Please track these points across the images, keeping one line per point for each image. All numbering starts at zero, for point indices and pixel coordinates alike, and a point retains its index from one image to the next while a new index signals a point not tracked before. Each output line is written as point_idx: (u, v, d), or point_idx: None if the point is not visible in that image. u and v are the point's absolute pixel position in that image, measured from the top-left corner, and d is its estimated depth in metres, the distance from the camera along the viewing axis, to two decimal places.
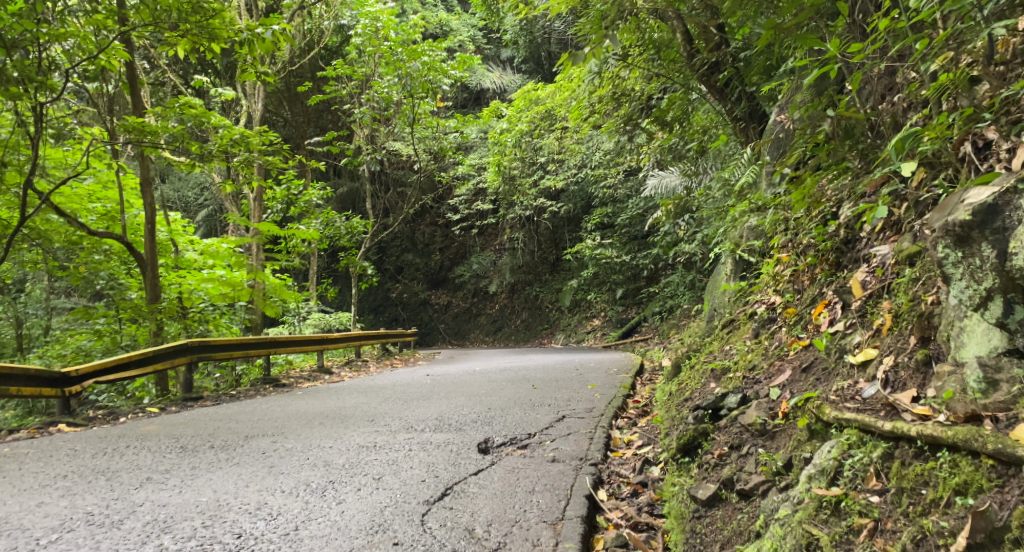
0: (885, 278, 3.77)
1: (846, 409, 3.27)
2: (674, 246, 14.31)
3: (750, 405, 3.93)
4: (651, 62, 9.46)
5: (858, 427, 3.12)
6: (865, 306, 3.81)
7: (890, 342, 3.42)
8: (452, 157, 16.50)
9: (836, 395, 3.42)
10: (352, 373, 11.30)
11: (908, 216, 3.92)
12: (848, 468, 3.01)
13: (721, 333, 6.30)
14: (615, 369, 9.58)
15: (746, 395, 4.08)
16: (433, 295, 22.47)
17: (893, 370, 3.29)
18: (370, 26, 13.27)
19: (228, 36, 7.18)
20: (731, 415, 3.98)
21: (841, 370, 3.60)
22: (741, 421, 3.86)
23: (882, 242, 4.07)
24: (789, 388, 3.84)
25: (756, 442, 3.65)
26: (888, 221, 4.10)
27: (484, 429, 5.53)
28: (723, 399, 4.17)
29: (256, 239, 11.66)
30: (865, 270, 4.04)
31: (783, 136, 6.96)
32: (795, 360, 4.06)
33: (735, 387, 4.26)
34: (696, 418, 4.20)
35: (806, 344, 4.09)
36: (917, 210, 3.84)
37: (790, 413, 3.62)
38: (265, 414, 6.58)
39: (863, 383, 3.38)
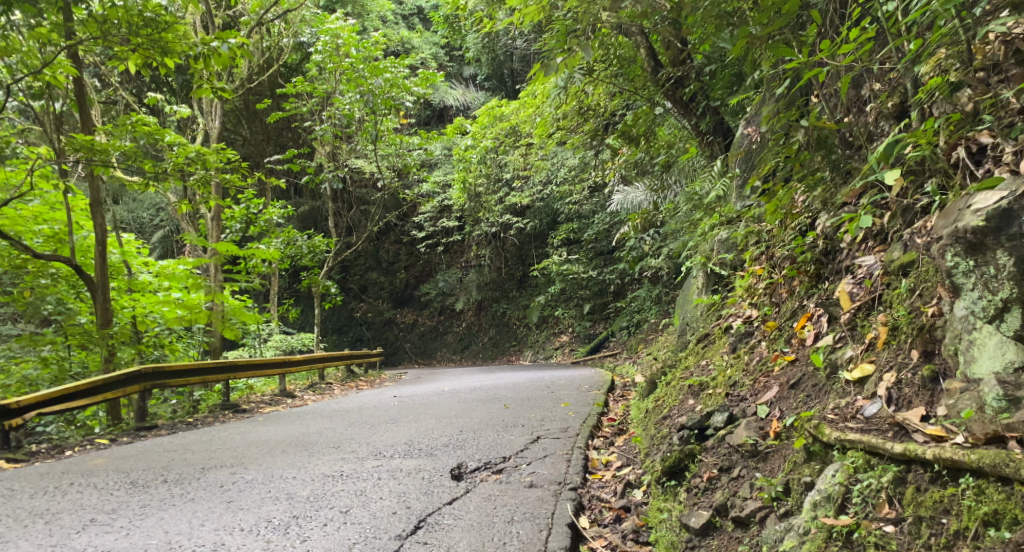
0: (875, 290, 3.67)
1: (849, 429, 3.15)
2: (641, 260, 14.28)
3: (738, 425, 3.78)
4: (615, 76, 9.39)
5: (864, 449, 3.00)
6: (855, 318, 3.71)
7: (888, 357, 3.32)
8: (416, 174, 16.29)
9: (834, 415, 3.30)
10: (315, 396, 10.95)
11: (894, 226, 3.85)
12: (856, 494, 2.89)
13: (695, 348, 6.18)
14: (586, 385, 9.42)
15: (733, 413, 3.93)
16: (398, 314, 22.10)
17: (896, 387, 3.18)
18: (331, 43, 13.05)
19: (182, 50, 6.88)
20: (719, 435, 3.84)
21: (835, 386, 3.48)
22: (730, 441, 3.71)
23: (867, 252, 3.99)
24: (778, 406, 3.71)
25: (747, 464, 3.51)
26: (872, 231, 4.03)
27: (456, 454, 5.30)
28: (708, 419, 4.03)
29: (213, 260, 11.25)
30: (850, 282, 3.95)
31: (752, 149, 6.94)
32: (781, 375, 3.93)
33: (719, 405, 4.11)
34: (681, 439, 4.04)
35: (792, 359, 3.97)
36: (906, 220, 3.77)
37: (784, 434, 3.48)
38: (223, 443, 6.26)
39: (862, 400, 3.27)
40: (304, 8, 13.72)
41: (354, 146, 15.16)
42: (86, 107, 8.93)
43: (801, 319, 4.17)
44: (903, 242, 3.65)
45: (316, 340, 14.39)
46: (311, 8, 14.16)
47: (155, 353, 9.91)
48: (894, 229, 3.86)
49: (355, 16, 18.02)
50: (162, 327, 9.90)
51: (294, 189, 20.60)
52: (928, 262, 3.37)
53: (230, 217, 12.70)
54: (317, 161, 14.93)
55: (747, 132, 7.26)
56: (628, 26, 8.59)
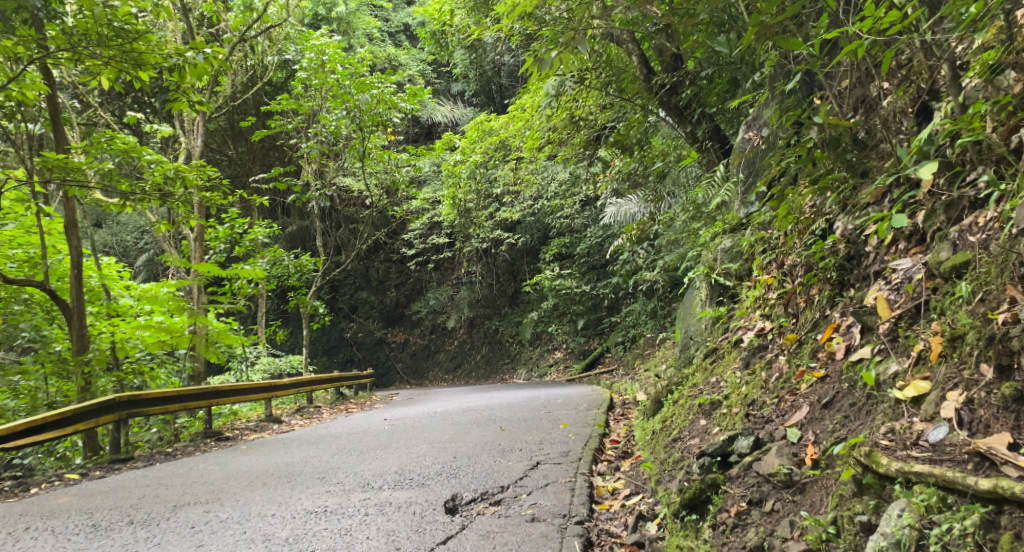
0: (918, 297, 3.34)
1: (914, 459, 2.79)
2: (635, 273, 13.94)
3: (767, 451, 3.43)
4: (608, 84, 8.99)
5: (939, 484, 2.65)
6: (896, 328, 3.36)
7: (948, 373, 2.96)
8: (405, 191, 15.92)
9: (889, 440, 2.94)
10: (303, 421, 10.52)
11: (933, 224, 3.52)
12: (935, 541, 2.54)
13: (703, 363, 5.83)
14: (584, 404, 9.03)
15: (759, 438, 3.58)
16: (389, 333, 21.51)
17: (967, 408, 2.82)
18: (315, 60, 12.70)
19: (156, 62, 6.32)
20: (744, 462, 3.48)
21: (881, 406, 3.13)
22: (759, 470, 3.35)
23: (903, 255, 3.66)
24: (812, 428, 3.36)
25: (782, 496, 3.16)
26: (905, 232, 3.71)
27: (450, 483, 4.92)
28: (731, 443, 3.65)
29: (196, 281, 10.78)
30: (883, 288, 3.63)
31: (754, 154, 6.68)
32: (811, 393, 3.58)
33: (740, 428, 3.75)
34: (701, 466, 3.66)
35: (821, 375, 3.62)
36: (949, 217, 3.42)
37: (824, 462, 3.13)
38: (201, 476, 5.86)
39: (923, 424, 2.90)
40: (287, 23, 13.41)
41: (342, 163, 14.76)
42: (60, 126, 8.44)
43: (826, 330, 3.84)
44: (951, 242, 3.32)
45: (305, 362, 13.94)
46: (295, 25, 13.90)
47: (135, 380, 9.44)
48: (931, 227, 3.53)
49: (340, 33, 17.73)
50: (143, 353, 9.45)
51: (281, 208, 20.18)
52: (989, 264, 3.02)
53: (214, 237, 12.32)
54: (303, 179, 14.55)
55: (749, 136, 6.96)
56: (620, 32, 8.30)
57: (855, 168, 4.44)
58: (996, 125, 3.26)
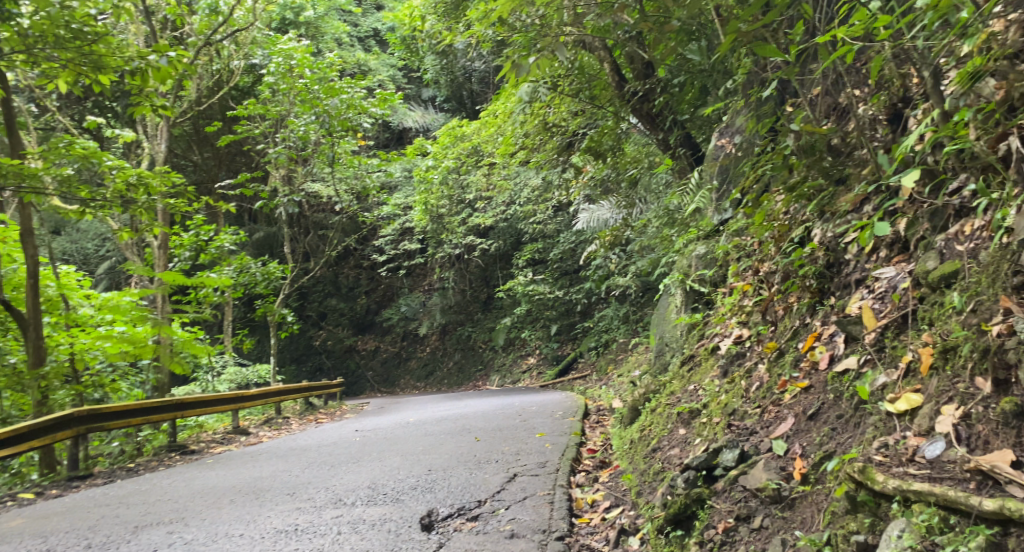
0: (905, 306, 3.31)
1: (911, 477, 2.68)
2: (608, 279, 13.91)
3: (753, 464, 3.37)
4: (581, 91, 9.05)
5: (940, 504, 2.51)
6: (883, 338, 3.32)
7: (940, 386, 2.88)
8: (376, 197, 15.72)
9: (883, 456, 2.85)
10: (272, 432, 10.28)
11: (917, 233, 3.51)
12: None
13: (680, 371, 5.78)
14: (559, 411, 8.94)
15: (744, 451, 3.52)
16: (359, 341, 21.21)
17: (964, 423, 2.71)
18: (283, 64, 12.62)
19: (116, 65, 6.05)
20: (729, 476, 3.42)
21: (871, 419, 3.06)
22: (745, 484, 3.29)
23: (886, 263, 3.64)
24: (799, 441, 3.32)
25: (771, 512, 3.10)
26: (886, 240, 3.70)
27: (425, 498, 4.81)
28: (715, 456, 3.59)
29: (160, 291, 10.48)
30: (866, 297, 3.61)
31: (726, 161, 6.70)
32: (795, 404, 3.54)
33: (724, 440, 3.69)
34: (686, 480, 3.60)
35: (806, 386, 3.59)
36: (934, 225, 3.42)
37: (813, 476, 3.07)
38: (165, 493, 5.67)
39: (918, 439, 2.80)
40: (254, 27, 13.22)
41: (311, 169, 14.54)
42: (16, 132, 8.14)
43: (808, 339, 3.83)
44: (938, 251, 3.29)
45: (273, 372, 13.67)
46: (262, 29, 13.70)
47: (95, 393, 9.13)
48: (914, 235, 3.51)
49: (308, 37, 17.54)
50: (103, 365, 9.17)
51: (248, 214, 19.85)
52: (980, 274, 2.99)
53: (179, 244, 12.05)
54: (271, 185, 14.30)
55: (722, 143, 6.98)
56: (592, 39, 8.30)
57: (832, 175, 4.43)
58: (980, 134, 3.24)
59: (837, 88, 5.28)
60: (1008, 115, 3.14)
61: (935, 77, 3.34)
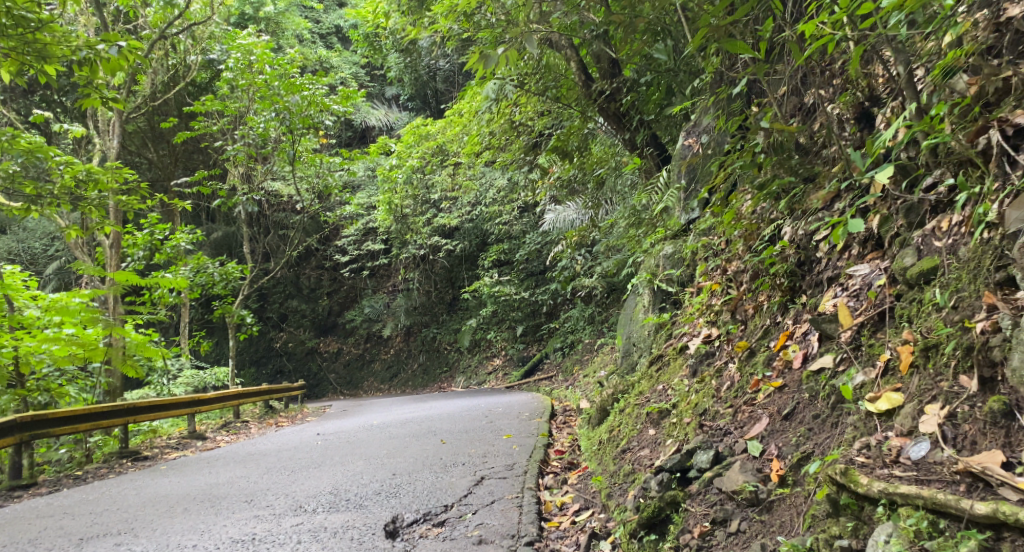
0: (882, 304, 3.28)
1: (898, 480, 2.64)
2: (574, 280, 13.88)
3: (728, 466, 3.33)
4: (547, 90, 8.85)
5: (930, 507, 2.48)
6: (859, 336, 3.29)
7: (923, 385, 2.85)
8: (340, 196, 15.43)
9: (866, 458, 2.81)
10: (230, 436, 9.99)
11: (891, 229, 3.48)
12: None
13: (648, 371, 5.73)
14: (526, 412, 8.85)
15: (718, 452, 3.48)
16: (322, 343, 20.82)
17: (950, 423, 2.68)
18: (242, 60, 12.21)
19: (63, 55, 5.73)
20: (704, 478, 3.38)
21: (850, 419, 3.02)
22: (721, 487, 3.25)
23: (860, 260, 3.62)
24: (775, 441, 3.28)
25: (747, 515, 3.06)
26: (859, 237, 3.68)
27: (389, 504, 4.68)
28: (690, 458, 3.55)
29: (111, 291, 10.07)
30: (841, 295, 3.58)
31: (694, 160, 6.69)
32: (770, 404, 3.50)
33: (698, 441, 3.65)
34: (659, 482, 3.55)
35: (780, 385, 3.55)
36: (910, 221, 3.39)
37: (792, 478, 3.03)
38: (115, 502, 5.45)
39: (902, 440, 2.77)
40: (211, 22, 12.87)
41: (271, 167, 14.21)
42: None
43: (780, 338, 3.81)
44: (916, 247, 3.27)
45: (233, 375, 13.31)
46: (221, 24, 13.38)
47: (41, 398, 8.73)
48: (888, 231, 3.49)
49: (269, 33, 17.17)
50: (50, 369, 8.80)
51: (205, 214, 19.36)
52: (961, 271, 2.97)
53: (132, 244, 11.69)
54: (230, 184, 13.94)
55: (689, 142, 6.96)
56: (558, 38, 8.23)
57: (802, 172, 4.40)
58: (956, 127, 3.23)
59: (804, 88, 5.28)
60: (984, 110, 3.13)
61: (909, 70, 3.31)
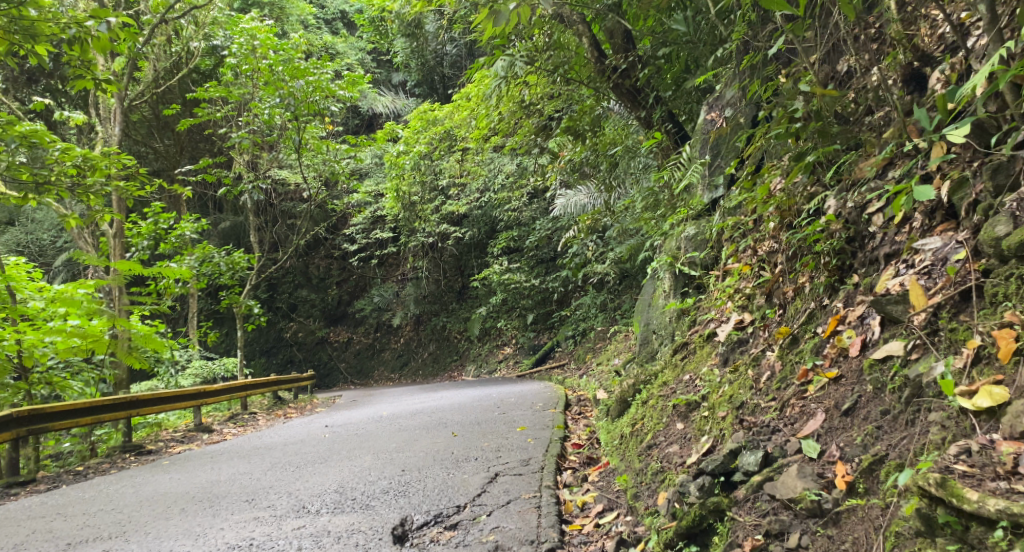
0: (965, 281, 2.89)
1: (1019, 496, 2.28)
2: (586, 267, 13.52)
3: (780, 471, 3.02)
4: (560, 66, 8.31)
5: None
6: (937, 319, 2.90)
7: None
8: (347, 184, 15.06)
9: (968, 466, 2.44)
10: (236, 429, 9.71)
11: (970, 196, 3.07)
12: None
13: (672, 360, 5.38)
14: (539, 403, 8.50)
15: (767, 453, 3.16)
16: (331, 333, 20.54)
17: None
18: (246, 44, 11.88)
19: (52, 34, 4.98)
20: (753, 484, 3.07)
21: (934, 417, 2.66)
22: (773, 494, 2.94)
23: (927, 233, 3.24)
24: (835, 441, 2.96)
25: (808, 528, 2.75)
26: (926, 207, 3.29)
27: (398, 504, 4.36)
28: (733, 461, 3.24)
29: (115, 282, 9.71)
30: (906, 273, 3.19)
31: (715, 136, 6.32)
32: (825, 398, 3.17)
33: (741, 438, 3.33)
34: (701, 487, 3.26)
35: (836, 376, 3.21)
36: (997, 184, 2.96)
37: (863, 487, 2.70)
38: (110, 501, 5.16)
39: (1015, 445, 2.40)
40: (214, 6, 12.56)
41: (276, 154, 13.89)
42: None
43: (830, 323, 3.46)
44: (1010, 213, 2.83)
45: (240, 365, 13.01)
46: (223, 9, 13.03)
47: (42, 392, 8.43)
48: (963, 199, 3.09)
49: (272, 17, 16.79)
50: (53, 362, 8.46)
51: (213, 203, 19.06)
52: None
53: (135, 233, 11.38)
54: (234, 171, 13.56)
55: (712, 117, 6.55)
56: (569, 11, 7.75)
57: (845, 140, 4.02)
58: None
59: (837, 53, 4.88)
60: None
61: (994, 9, 2.92)
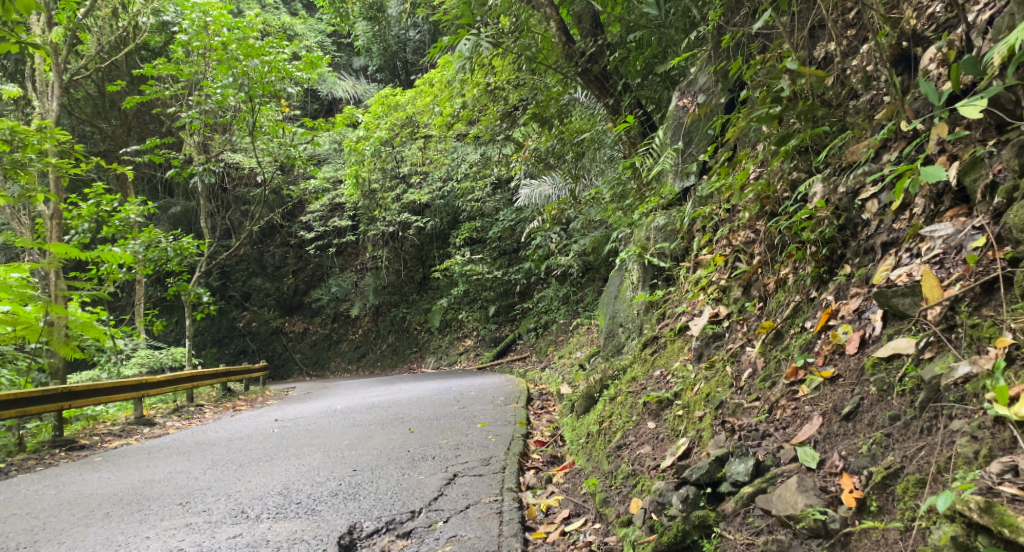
0: (987, 271, 2.68)
1: None
2: (549, 258, 13.28)
3: (775, 483, 2.81)
4: (527, 51, 7.83)
5: None
6: (956, 313, 2.70)
7: None
8: (304, 169, 14.48)
9: (1017, 489, 2.24)
10: (181, 422, 9.21)
11: (983, 179, 2.86)
12: None
13: (640, 353, 5.12)
14: (500, 397, 8.19)
15: (758, 461, 2.95)
16: (286, 322, 19.92)
17: None
18: (197, 21, 11.17)
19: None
20: (742, 497, 2.86)
21: (964, 427, 2.45)
22: (768, 509, 2.73)
23: (934, 219, 3.02)
24: (837, 450, 2.76)
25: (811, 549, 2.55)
26: (931, 191, 3.08)
27: (346, 509, 4.01)
28: (719, 469, 3.02)
29: (50, 266, 8.99)
30: (913, 262, 2.99)
31: (686, 121, 6.15)
32: (821, 400, 2.97)
33: (727, 445, 3.12)
34: (682, 499, 3.03)
35: (832, 375, 3.01)
36: (1019, 164, 2.74)
37: (876, 505, 2.50)
38: (28, 504, 4.69)
39: None
40: None
41: (229, 137, 13.27)
42: None
43: (821, 317, 3.26)
44: None
45: (188, 355, 12.38)
46: None
47: None
48: (978, 180, 2.88)
49: None
50: None
51: (163, 187, 18.30)
52: None
53: (74, 215, 10.63)
54: (183, 153, 12.88)
55: (684, 103, 6.31)
56: None
57: (832, 123, 3.81)
58: None
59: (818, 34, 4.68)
60: None
61: None
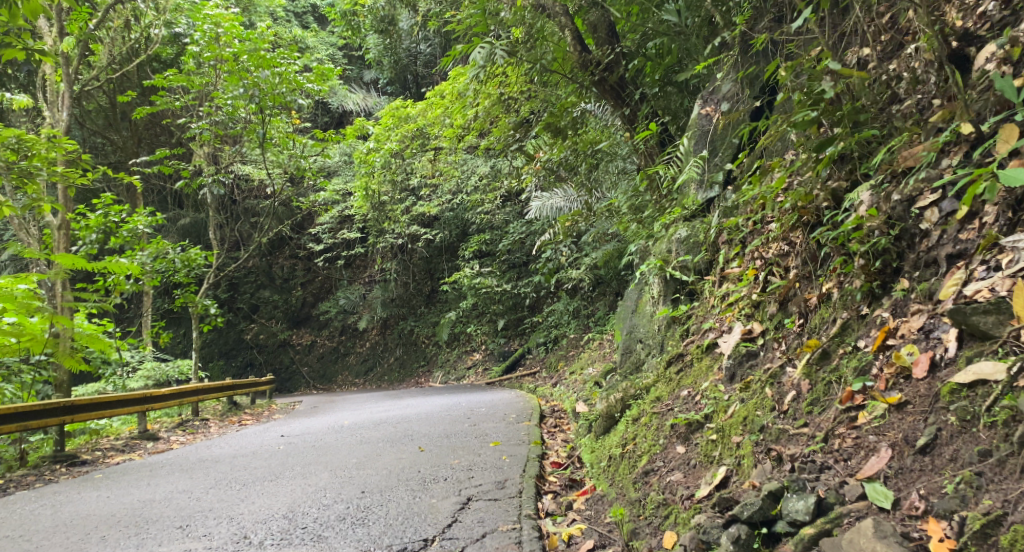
0: None
1: None
2: (559, 272, 13.05)
3: (842, 524, 2.61)
4: (539, 61, 7.49)
5: None
6: None
7: None
8: (313, 182, 14.28)
9: None
10: (185, 437, 8.96)
11: None
12: None
13: (664, 371, 4.86)
14: (511, 414, 7.92)
15: (817, 498, 2.73)
16: (294, 335, 19.70)
17: None
18: (207, 32, 10.95)
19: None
20: (803, 539, 2.65)
21: None
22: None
23: (1013, 228, 2.81)
24: (915, 487, 2.55)
25: None
26: (1005, 199, 2.87)
27: (354, 536, 3.77)
28: (773, 506, 2.80)
29: (56, 275, 8.61)
30: (993, 275, 2.78)
31: (709, 130, 5.90)
32: (889, 429, 2.75)
33: (780, 478, 2.89)
34: (734, 537, 2.81)
35: (899, 401, 2.79)
36: None
37: None
38: (21, 526, 4.45)
39: None
40: None
41: (239, 148, 13.09)
42: None
43: (878, 337, 3.04)
44: None
45: (194, 368, 12.13)
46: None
47: None
48: None
49: (238, 6, 15.93)
50: None
51: (173, 198, 18.21)
52: None
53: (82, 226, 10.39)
54: (193, 164, 12.65)
55: (706, 111, 6.01)
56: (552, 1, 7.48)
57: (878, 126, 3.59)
58: None
59: None
60: None
61: None
